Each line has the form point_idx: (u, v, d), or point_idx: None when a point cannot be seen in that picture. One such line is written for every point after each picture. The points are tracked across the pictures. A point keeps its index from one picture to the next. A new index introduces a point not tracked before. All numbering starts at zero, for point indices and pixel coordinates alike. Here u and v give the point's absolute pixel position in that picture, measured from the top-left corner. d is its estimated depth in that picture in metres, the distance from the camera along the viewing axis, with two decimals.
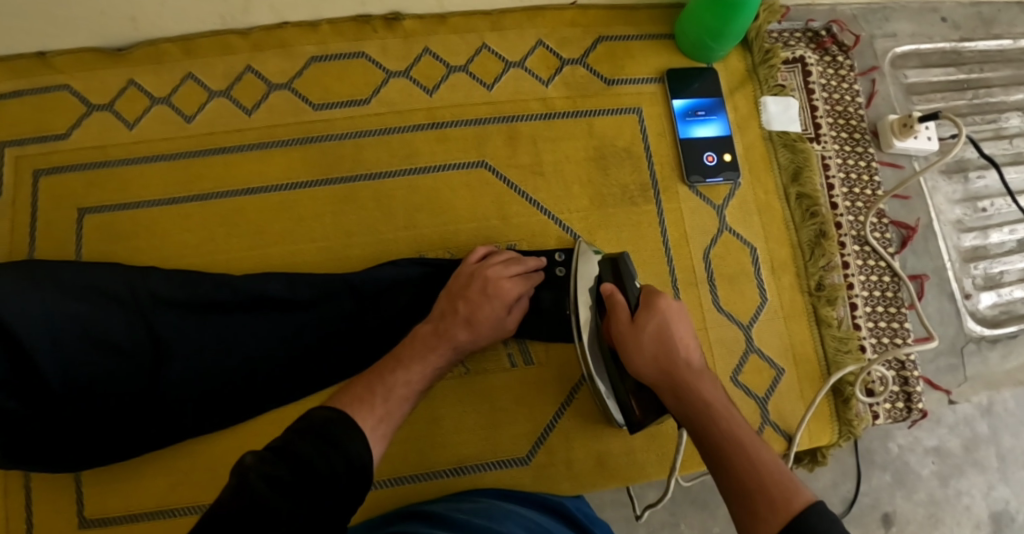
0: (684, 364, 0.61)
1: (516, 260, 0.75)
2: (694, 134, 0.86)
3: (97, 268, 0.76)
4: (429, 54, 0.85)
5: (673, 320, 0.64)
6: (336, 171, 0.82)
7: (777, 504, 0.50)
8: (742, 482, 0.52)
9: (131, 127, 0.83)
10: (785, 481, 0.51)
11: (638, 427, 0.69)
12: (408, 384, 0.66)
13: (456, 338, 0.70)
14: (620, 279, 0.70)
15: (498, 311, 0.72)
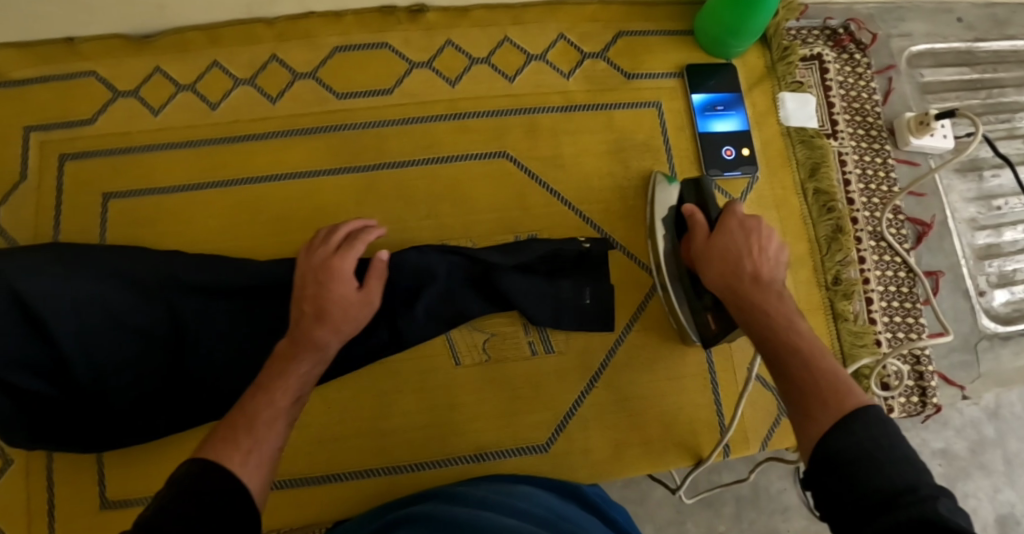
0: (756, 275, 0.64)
1: (348, 244, 0.70)
2: (713, 129, 0.87)
3: (124, 252, 0.77)
4: (452, 46, 0.86)
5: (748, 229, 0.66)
6: (359, 159, 0.82)
7: (829, 406, 0.52)
8: (799, 384, 0.55)
9: (156, 114, 0.84)
10: (841, 388, 0.53)
11: (714, 341, 0.74)
12: (281, 404, 0.59)
13: (319, 341, 0.64)
14: (704, 199, 0.74)
15: (342, 298, 0.67)
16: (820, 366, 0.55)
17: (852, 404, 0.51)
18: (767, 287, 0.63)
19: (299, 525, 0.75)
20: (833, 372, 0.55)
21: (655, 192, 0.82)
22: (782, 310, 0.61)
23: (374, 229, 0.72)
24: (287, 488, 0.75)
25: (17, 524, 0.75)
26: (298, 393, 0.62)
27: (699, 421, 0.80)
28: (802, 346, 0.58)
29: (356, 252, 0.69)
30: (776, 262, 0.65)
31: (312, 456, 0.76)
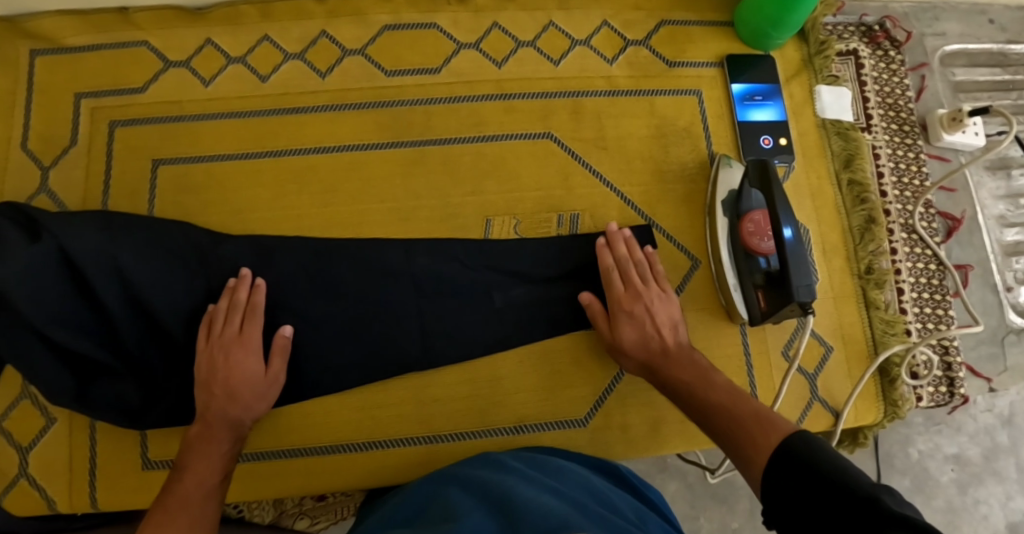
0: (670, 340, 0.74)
1: (251, 314, 0.74)
2: (752, 118, 0.89)
3: (168, 224, 0.79)
4: (498, 29, 0.88)
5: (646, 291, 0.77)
6: (406, 135, 0.84)
7: (759, 442, 0.61)
8: (724, 427, 0.66)
9: (207, 84, 0.85)
10: (765, 420, 0.63)
11: (761, 319, 0.80)
12: (205, 484, 0.67)
13: (232, 420, 0.71)
14: (767, 184, 0.76)
15: (245, 348, 0.73)
16: (738, 406, 0.66)
17: (775, 434, 0.61)
18: (685, 351, 0.73)
19: (345, 487, 0.78)
20: (752, 412, 0.65)
21: (719, 172, 0.85)
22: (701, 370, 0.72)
23: (259, 285, 0.75)
24: (333, 453, 0.78)
25: (60, 481, 0.76)
26: (220, 468, 0.69)
27: None
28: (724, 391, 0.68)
29: (259, 319, 0.75)
30: (676, 329, 0.75)
31: (356, 424, 0.78)
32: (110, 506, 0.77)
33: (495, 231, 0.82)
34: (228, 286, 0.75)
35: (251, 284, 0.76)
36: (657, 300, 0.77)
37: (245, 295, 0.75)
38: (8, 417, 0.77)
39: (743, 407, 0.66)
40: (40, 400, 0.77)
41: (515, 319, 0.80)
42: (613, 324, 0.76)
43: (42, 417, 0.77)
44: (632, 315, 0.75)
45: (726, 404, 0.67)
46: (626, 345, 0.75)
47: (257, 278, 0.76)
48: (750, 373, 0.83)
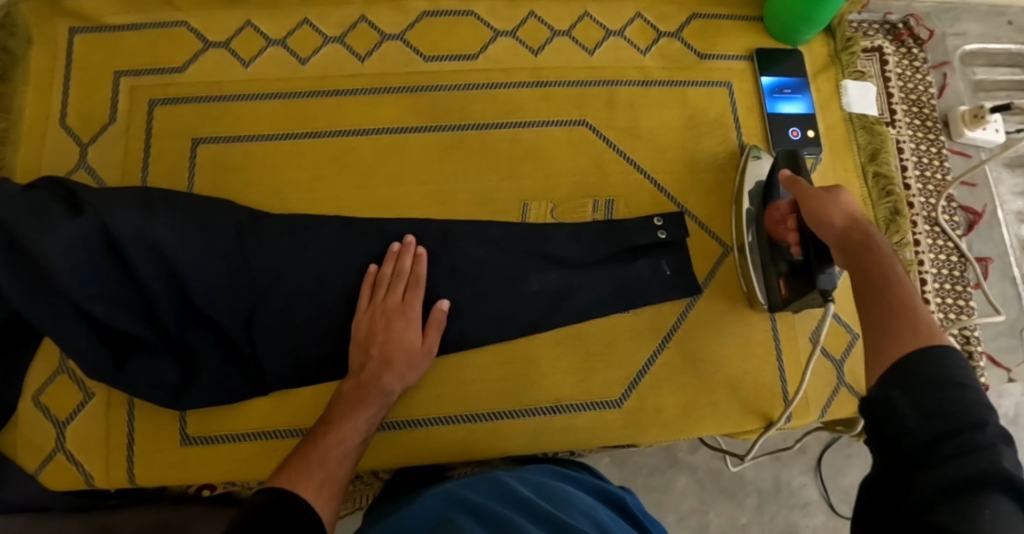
0: (858, 224, 0.64)
1: (414, 284, 0.77)
2: (781, 110, 0.91)
3: (208, 201, 0.80)
4: (535, 18, 0.89)
5: (840, 196, 0.67)
6: (444, 120, 0.85)
7: (901, 334, 0.51)
8: (888, 305, 0.54)
9: (247, 66, 0.86)
10: (909, 323, 0.52)
11: (782, 306, 0.79)
12: (348, 441, 0.70)
13: (384, 386, 0.73)
14: (797, 170, 0.77)
15: (410, 317, 0.76)
16: (907, 287, 0.56)
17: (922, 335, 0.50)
18: (867, 236, 0.62)
19: (382, 466, 0.78)
20: (918, 302, 0.54)
21: (747, 161, 0.86)
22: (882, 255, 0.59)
23: (421, 255, 0.78)
24: (370, 431, 0.78)
25: (96, 457, 0.77)
26: (364, 430, 0.72)
27: (765, 384, 0.83)
28: (893, 268, 0.58)
29: (421, 289, 0.77)
30: (857, 223, 0.64)
31: (394, 402, 0.79)
32: (147, 481, 0.77)
33: (531, 216, 0.83)
34: (393, 252, 0.78)
35: (414, 255, 0.78)
36: (842, 201, 0.66)
37: (408, 264, 0.77)
38: (46, 392, 0.78)
39: (908, 294, 0.55)
40: (78, 376, 0.78)
41: (551, 302, 0.81)
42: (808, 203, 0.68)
43: (80, 392, 0.78)
44: (819, 199, 0.67)
45: (898, 282, 0.56)
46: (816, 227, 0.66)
47: (419, 247, 0.79)
48: (782, 360, 0.84)
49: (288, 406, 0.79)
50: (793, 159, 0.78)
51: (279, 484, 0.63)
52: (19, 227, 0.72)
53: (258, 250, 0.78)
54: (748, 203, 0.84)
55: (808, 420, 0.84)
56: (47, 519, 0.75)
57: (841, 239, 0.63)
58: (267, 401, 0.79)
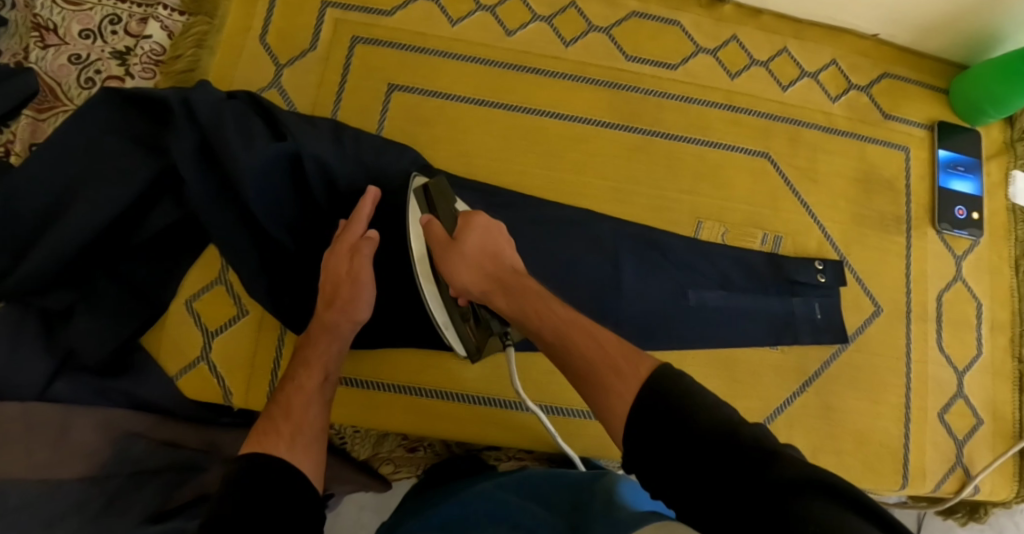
0: (508, 271, 0.67)
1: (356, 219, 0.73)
2: (952, 187, 0.91)
3: (394, 149, 0.80)
4: (737, 42, 0.90)
5: (489, 238, 0.69)
6: (636, 121, 0.85)
7: (623, 371, 0.53)
8: (589, 359, 0.57)
9: (454, 24, 0.86)
10: (629, 349, 0.56)
11: (477, 352, 0.74)
12: (311, 387, 0.68)
13: (330, 323, 0.71)
14: (433, 200, 0.73)
15: (346, 252, 0.73)
16: (594, 332, 0.59)
17: (643, 364, 0.53)
18: (521, 285, 0.65)
19: (513, 444, 0.80)
20: (600, 342, 0.57)
21: (411, 196, 0.74)
22: (556, 306, 0.62)
23: (372, 194, 0.74)
24: (513, 408, 0.80)
25: (239, 374, 0.77)
26: (326, 370, 0.70)
27: (887, 445, 0.84)
28: (574, 322, 0.60)
29: (362, 220, 0.73)
30: (504, 266, 0.67)
31: (540, 385, 0.81)
32: None
33: (703, 235, 0.84)
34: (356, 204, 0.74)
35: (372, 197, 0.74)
36: (479, 240, 0.68)
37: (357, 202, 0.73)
38: (200, 298, 0.78)
39: (582, 334, 0.59)
40: (236, 290, 0.79)
41: (717, 321, 0.81)
42: (447, 257, 0.67)
43: (234, 307, 0.78)
44: (463, 253, 0.67)
45: (578, 333, 0.59)
46: (470, 283, 0.67)
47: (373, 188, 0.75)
48: (908, 428, 0.85)
49: (438, 367, 0.80)
50: (439, 188, 0.73)
51: (244, 450, 0.61)
52: (222, 135, 0.72)
53: None
54: (413, 233, 0.73)
55: (922, 489, 0.84)
56: (166, 424, 0.76)
57: (511, 297, 0.65)
58: (419, 360, 0.80)
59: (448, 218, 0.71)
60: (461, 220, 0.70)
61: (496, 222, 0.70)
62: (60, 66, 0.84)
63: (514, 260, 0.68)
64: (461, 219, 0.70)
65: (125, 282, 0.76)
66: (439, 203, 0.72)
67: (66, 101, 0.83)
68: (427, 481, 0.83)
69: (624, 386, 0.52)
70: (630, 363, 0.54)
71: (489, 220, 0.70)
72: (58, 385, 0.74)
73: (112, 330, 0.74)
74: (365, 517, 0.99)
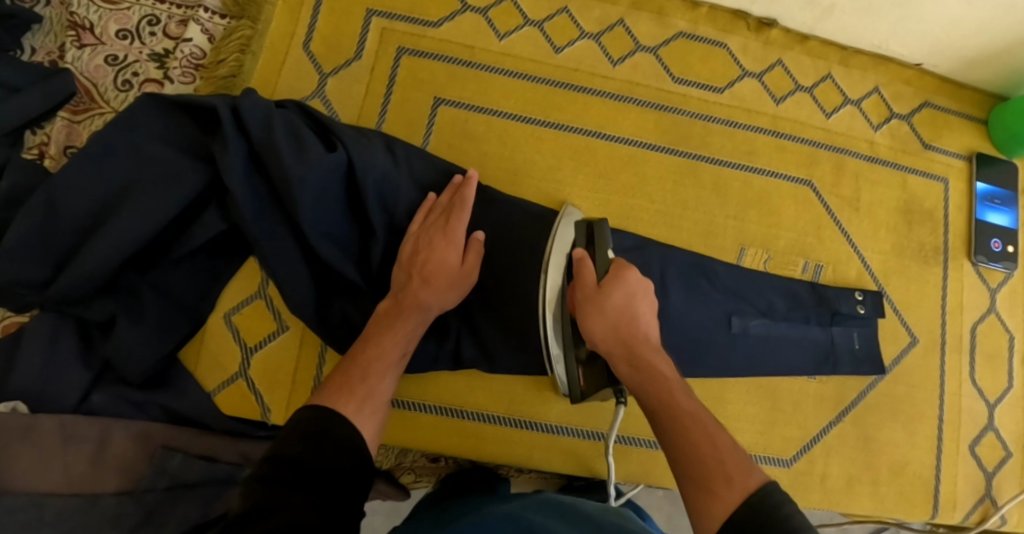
0: (641, 340, 0.64)
1: (460, 207, 0.72)
2: (989, 219, 0.91)
3: (442, 167, 0.79)
4: (782, 67, 0.89)
5: (638, 300, 0.65)
6: (682, 144, 0.85)
7: (733, 479, 0.52)
8: (693, 454, 0.56)
9: (501, 38, 0.84)
10: (744, 460, 0.54)
11: (579, 400, 0.72)
12: (389, 356, 0.66)
13: (422, 301, 0.69)
14: (593, 245, 0.70)
15: (450, 238, 0.71)
16: (715, 432, 0.57)
17: (755, 479, 0.52)
18: (650, 359, 0.63)
19: (559, 467, 0.79)
20: (714, 438, 0.56)
21: (558, 224, 0.72)
22: (679, 382, 0.62)
23: (471, 180, 0.73)
24: (556, 432, 0.80)
25: (279, 390, 0.77)
26: (405, 347, 0.68)
27: (920, 476, 0.85)
28: (692, 413, 0.59)
29: (466, 212, 0.72)
30: (642, 333, 0.64)
31: (583, 407, 0.80)
32: None
33: (747, 262, 0.84)
34: (451, 183, 0.75)
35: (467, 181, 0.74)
36: (626, 298, 0.65)
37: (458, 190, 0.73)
38: (239, 312, 0.78)
39: (698, 426, 0.57)
40: (276, 305, 0.78)
41: (759, 350, 0.81)
42: (582, 309, 0.64)
43: (275, 321, 0.78)
44: (604, 308, 0.64)
45: (687, 420, 0.58)
46: (599, 340, 0.64)
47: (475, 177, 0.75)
48: (941, 459, 0.86)
49: (482, 388, 0.79)
50: (600, 231, 0.70)
51: (318, 403, 0.59)
52: (274, 144, 0.70)
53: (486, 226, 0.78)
54: (552, 262, 0.69)
55: (951, 520, 0.85)
56: (202, 436, 0.74)
57: (635, 367, 0.63)
58: (460, 383, 0.79)
59: (601, 264, 0.67)
60: (614, 270, 0.66)
61: (647, 284, 0.67)
62: (97, 67, 0.82)
63: (653, 329, 0.65)
64: (612, 270, 0.66)
65: (165, 292, 0.75)
66: (598, 244, 0.69)
67: (102, 104, 0.81)
68: (448, 490, 0.77)
69: (730, 496, 0.51)
70: (737, 468, 0.53)
71: (643, 282, 0.67)
72: (93, 398, 0.72)
73: (153, 343, 0.73)
74: (377, 521, 0.98)
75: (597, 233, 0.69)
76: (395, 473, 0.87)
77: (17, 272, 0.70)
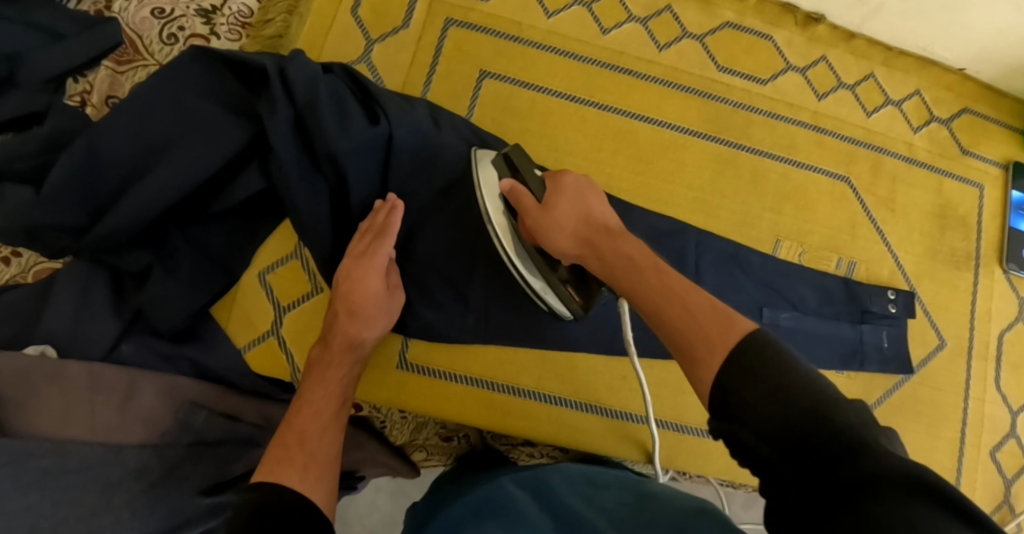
0: (603, 228, 0.65)
1: (382, 234, 0.71)
2: (1022, 228, 0.92)
3: (484, 140, 0.78)
4: (826, 63, 0.89)
5: (583, 196, 0.68)
6: (724, 133, 0.85)
7: (712, 339, 0.51)
8: (673, 318, 0.55)
9: (549, 17, 0.84)
10: (720, 313, 0.53)
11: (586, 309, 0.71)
12: (323, 407, 0.67)
13: (354, 341, 0.70)
14: (518, 173, 0.70)
15: (371, 267, 0.70)
16: (687, 299, 0.55)
17: (736, 331, 0.50)
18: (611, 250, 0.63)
19: (584, 445, 0.79)
20: (693, 306, 0.54)
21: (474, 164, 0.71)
22: (643, 253, 0.62)
23: (396, 208, 0.72)
24: (584, 410, 0.80)
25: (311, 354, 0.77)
26: (341, 395, 0.69)
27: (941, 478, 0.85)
28: (662, 285, 0.58)
29: (388, 239, 0.71)
30: (598, 226, 0.65)
31: (612, 389, 0.80)
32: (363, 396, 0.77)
33: (782, 254, 0.84)
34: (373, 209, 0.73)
35: (389, 208, 0.72)
36: (569, 204, 0.66)
37: (383, 218, 0.72)
38: (274, 271, 0.78)
39: (672, 298, 0.56)
40: (311, 268, 0.78)
41: (790, 342, 0.81)
42: (539, 221, 0.66)
43: (310, 284, 0.78)
44: (556, 221, 0.65)
45: (666, 295, 0.57)
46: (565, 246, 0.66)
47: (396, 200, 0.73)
48: (962, 463, 0.86)
49: (513, 363, 0.79)
50: (519, 157, 0.70)
51: (260, 478, 0.60)
52: (317, 114, 0.70)
53: None
54: (492, 206, 0.69)
55: None
56: (230, 394, 0.75)
57: (606, 262, 0.63)
58: (492, 357, 0.79)
59: (535, 183, 0.68)
60: (551, 180, 0.69)
61: (585, 181, 0.69)
62: (143, 19, 0.81)
63: (611, 219, 0.66)
64: (548, 184, 0.68)
65: (200, 247, 0.75)
66: (525, 171, 0.70)
67: (146, 56, 0.81)
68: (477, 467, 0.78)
69: (713, 361, 0.49)
70: (720, 322, 0.52)
71: (577, 181, 0.69)
72: (123, 348, 0.72)
73: (189, 298, 0.73)
74: (380, 499, 0.98)
75: (512, 160, 0.70)
76: (407, 450, 0.87)
77: (56, 216, 0.69)
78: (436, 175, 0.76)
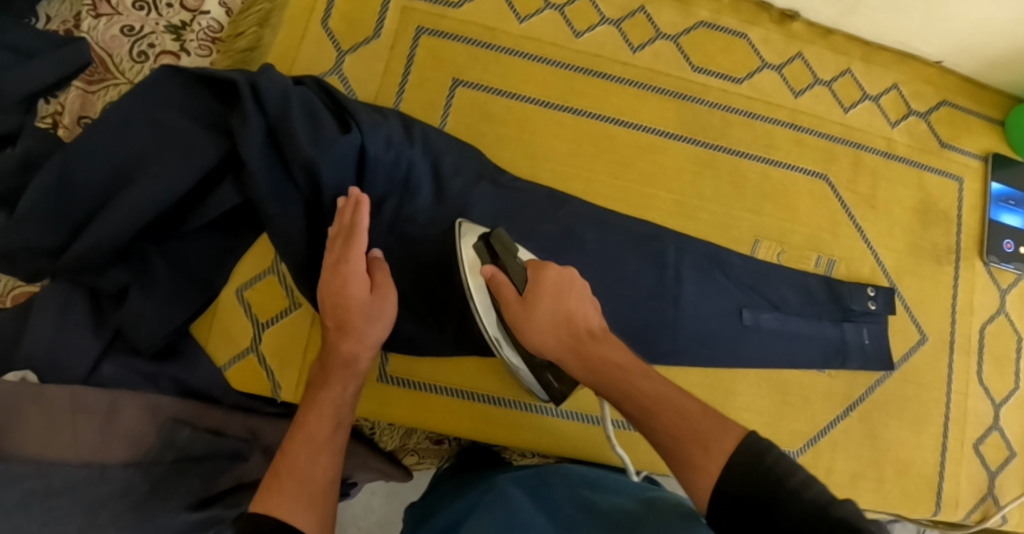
0: (588, 331, 0.61)
1: (350, 233, 0.67)
2: (1003, 220, 0.91)
3: (458, 149, 0.78)
4: (802, 60, 0.88)
5: (566, 291, 0.63)
6: (701, 134, 0.85)
7: (710, 444, 0.49)
8: (666, 434, 0.52)
9: (522, 21, 0.84)
10: (716, 417, 0.52)
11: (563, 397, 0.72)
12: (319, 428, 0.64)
13: (345, 355, 0.68)
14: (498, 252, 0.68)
15: (347, 276, 0.67)
16: (678, 403, 0.54)
17: (732, 437, 0.49)
18: (600, 349, 0.59)
19: (567, 451, 0.80)
20: (683, 412, 0.53)
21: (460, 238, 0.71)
22: (627, 355, 0.59)
23: (361, 202, 0.67)
24: (566, 418, 0.80)
25: (290, 367, 0.78)
26: (338, 413, 0.67)
27: (925, 473, 0.85)
28: (658, 395, 0.55)
29: (357, 239, 0.66)
30: (582, 327, 0.61)
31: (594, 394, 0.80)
32: None
33: (761, 254, 0.84)
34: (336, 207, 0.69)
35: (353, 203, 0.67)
36: (552, 298, 0.62)
37: (349, 216, 0.67)
38: (251, 287, 0.79)
39: (664, 406, 0.54)
40: (288, 283, 0.79)
41: (770, 342, 0.81)
42: (518, 322, 0.63)
43: (286, 298, 0.79)
44: (540, 318, 0.62)
45: (661, 404, 0.54)
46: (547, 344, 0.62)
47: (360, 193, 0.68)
48: (945, 456, 0.86)
49: (494, 372, 0.79)
50: (501, 239, 0.68)
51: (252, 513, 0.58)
52: (288, 126, 0.69)
53: (501, 210, 0.78)
54: (475, 285, 0.69)
55: (953, 518, 0.86)
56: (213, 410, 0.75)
57: (591, 370, 0.59)
58: (474, 367, 0.79)
59: (516, 271, 0.65)
60: (530, 273, 0.64)
61: (571, 271, 0.65)
62: (112, 37, 0.81)
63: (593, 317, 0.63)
64: (531, 275, 0.65)
65: (177, 264, 0.74)
66: (506, 257, 0.67)
67: (117, 74, 0.80)
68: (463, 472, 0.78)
69: (711, 465, 0.48)
70: (715, 430, 0.50)
71: (561, 275, 0.64)
72: (103, 368, 0.72)
73: (169, 315, 0.73)
74: (375, 501, 0.98)
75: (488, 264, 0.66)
76: (399, 455, 0.86)
77: (33, 239, 0.69)
78: (411, 187, 0.76)
